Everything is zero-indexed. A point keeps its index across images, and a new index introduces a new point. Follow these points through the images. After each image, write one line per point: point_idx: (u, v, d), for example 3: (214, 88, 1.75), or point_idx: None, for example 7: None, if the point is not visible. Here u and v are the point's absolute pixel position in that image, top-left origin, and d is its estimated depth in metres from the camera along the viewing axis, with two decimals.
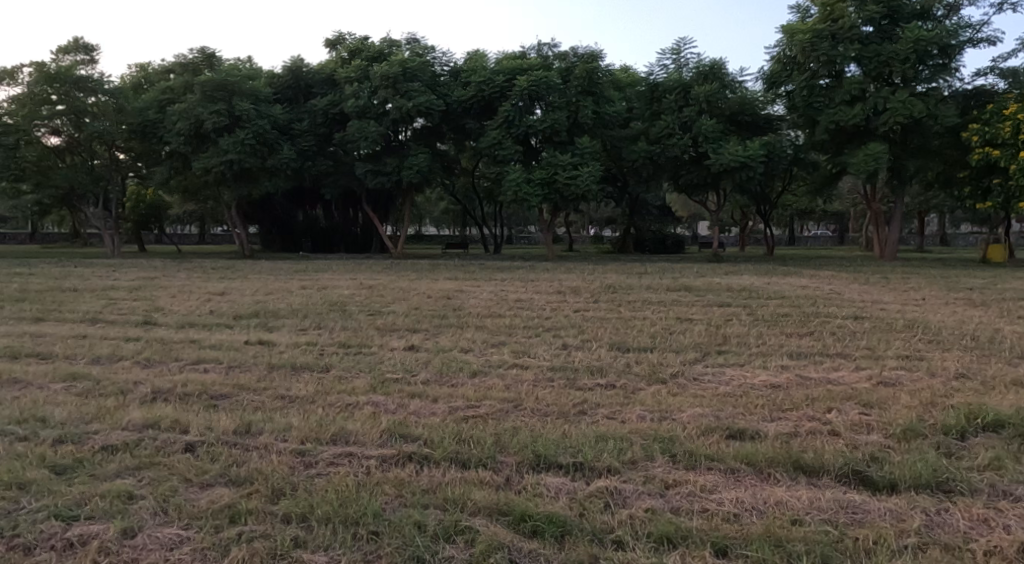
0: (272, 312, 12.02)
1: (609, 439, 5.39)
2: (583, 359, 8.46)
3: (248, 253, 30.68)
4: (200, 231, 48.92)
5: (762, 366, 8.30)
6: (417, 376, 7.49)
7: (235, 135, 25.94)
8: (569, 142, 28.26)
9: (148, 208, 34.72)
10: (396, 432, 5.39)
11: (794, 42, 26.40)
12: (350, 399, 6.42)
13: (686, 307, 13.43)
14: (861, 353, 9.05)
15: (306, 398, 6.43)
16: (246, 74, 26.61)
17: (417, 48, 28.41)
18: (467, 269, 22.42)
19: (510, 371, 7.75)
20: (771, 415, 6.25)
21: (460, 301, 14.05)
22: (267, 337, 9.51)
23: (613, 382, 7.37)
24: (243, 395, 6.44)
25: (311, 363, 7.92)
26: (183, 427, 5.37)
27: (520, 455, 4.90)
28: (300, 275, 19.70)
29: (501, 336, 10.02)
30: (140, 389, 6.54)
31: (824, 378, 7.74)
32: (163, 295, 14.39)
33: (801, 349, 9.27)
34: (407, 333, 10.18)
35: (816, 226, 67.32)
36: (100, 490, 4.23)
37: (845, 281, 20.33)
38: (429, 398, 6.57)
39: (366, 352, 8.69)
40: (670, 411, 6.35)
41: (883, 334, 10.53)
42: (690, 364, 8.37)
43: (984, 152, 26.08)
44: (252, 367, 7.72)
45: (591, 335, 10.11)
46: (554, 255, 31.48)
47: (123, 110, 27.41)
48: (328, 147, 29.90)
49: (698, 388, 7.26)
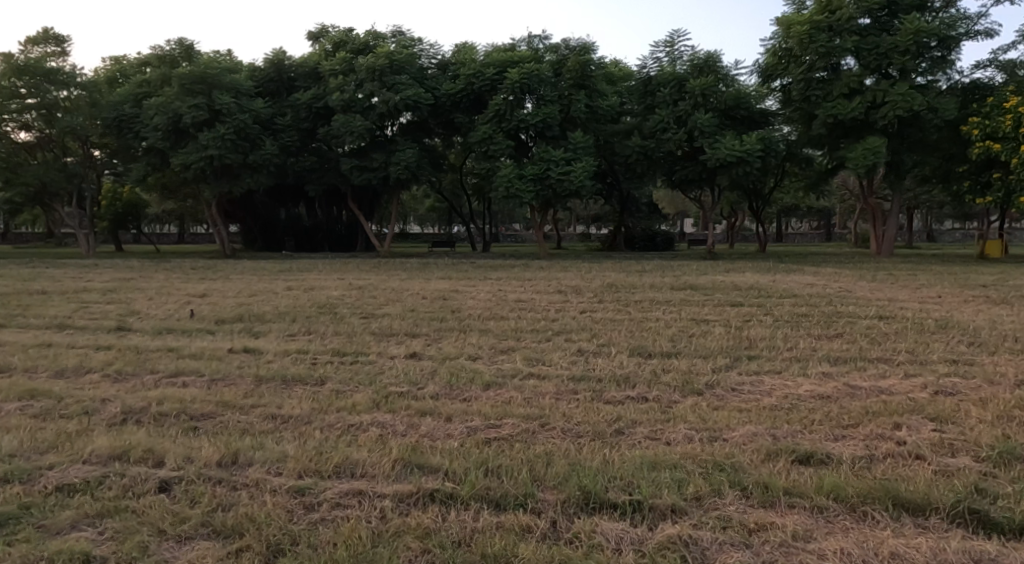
0: (257, 315, 11.11)
1: (662, 467, 4.61)
2: (605, 367, 7.66)
3: (229, 252, 29.52)
4: (179, 230, 47.84)
5: (803, 374, 7.52)
6: (424, 388, 6.65)
7: (215, 130, 24.90)
8: (561, 137, 27.45)
9: (125, 206, 33.54)
10: (413, 461, 4.56)
11: (790, 34, 25.72)
12: (350, 419, 5.57)
13: (698, 308, 12.63)
14: (905, 358, 8.31)
15: (301, 419, 5.58)
16: (226, 66, 25.60)
17: (403, 40, 27.48)
18: (459, 268, 21.48)
19: (528, 382, 6.93)
20: (835, 433, 5.48)
21: (457, 302, 13.20)
22: (253, 345, 8.62)
23: (645, 394, 6.59)
24: (228, 416, 5.57)
25: (304, 375, 7.05)
26: (157, 458, 4.51)
27: (564, 491, 4.10)
28: (285, 274, 18.88)
29: (509, 341, 9.19)
30: (109, 408, 5.66)
31: (875, 388, 7.00)
32: (138, 297, 13.47)
33: (838, 354, 8.51)
34: (406, 338, 9.32)
35: (802, 223, 66.77)
36: (50, 550, 3.39)
37: (849, 278, 19.80)
38: (441, 416, 5.74)
39: (364, 361, 7.84)
40: (719, 429, 5.55)
41: (917, 335, 9.81)
42: (724, 372, 7.58)
43: (983, 146, 25.28)
44: (237, 380, 6.84)
45: (606, 339, 9.30)
46: (545, 253, 30.64)
47: (97, 104, 26.35)
48: (312, 143, 28.92)
49: (741, 401, 6.47)
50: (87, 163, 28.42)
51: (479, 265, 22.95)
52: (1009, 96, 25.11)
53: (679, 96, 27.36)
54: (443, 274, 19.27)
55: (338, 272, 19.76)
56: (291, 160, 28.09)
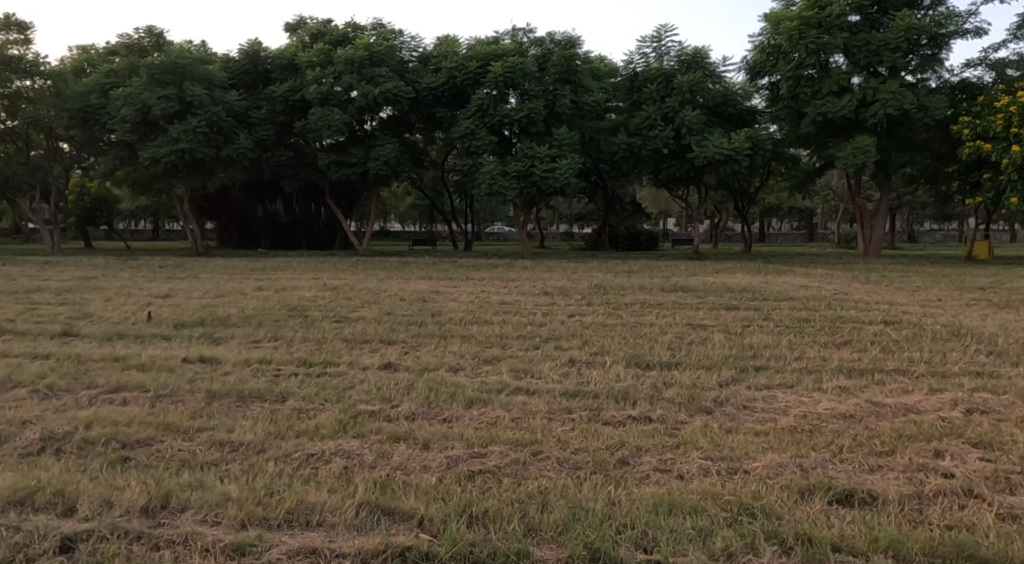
0: (220, 319, 10.24)
1: (681, 510, 3.91)
2: (601, 381, 6.88)
3: (201, 250, 28.44)
4: (154, 227, 46.68)
5: (818, 390, 6.79)
6: (399, 407, 5.87)
7: (187, 122, 23.91)
8: (546, 133, 26.66)
9: (93, 202, 32.33)
10: (381, 506, 3.81)
11: (780, 30, 24.96)
12: (311, 446, 4.78)
13: (693, 312, 11.91)
14: (923, 369, 7.66)
15: (253, 447, 4.78)
16: (198, 57, 24.58)
17: (384, 33, 26.66)
18: (439, 268, 20.61)
19: (516, 399, 6.16)
20: (870, 463, 4.77)
21: (438, 304, 12.41)
22: (211, 353, 7.78)
23: (648, 414, 5.84)
24: (167, 442, 4.77)
25: (263, 390, 6.22)
26: (68, 504, 3.75)
27: (567, 551, 3.45)
28: (257, 273, 18.03)
29: (494, 349, 8.41)
30: (27, 434, 4.85)
31: (901, 407, 6.27)
32: (94, 298, 12.54)
33: (853, 366, 7.82)
34: (381, 346, 8.52)
35: (784, 223, 66.49)
36: None
37: (843, 280, 19.27)
38: (417, 443, 4.96)
39: (333, 373, 7.04)
40: (737, 458, 4.81)
41: (931, 343, 9.16)
42: (731, 386, 6.84)
43: (973, 146, 24.77)
44: (187, 397, 6.02)
45: (600, 348, 8.54)
46: (529, 252, 29.77)
47: (62, 95, 25.22)
48: (289, 137, 27.98)
49: (756, 423, 5.72)
50: (52, 156, 27.28)
51: (460, 265, 22.06)
52: (999, 95, 24.67)
53: (666, 92, 26.62)
54: (424, 274, 18.44)
55: (313, 271, 18.84)
56: (266, 154, 27.08)
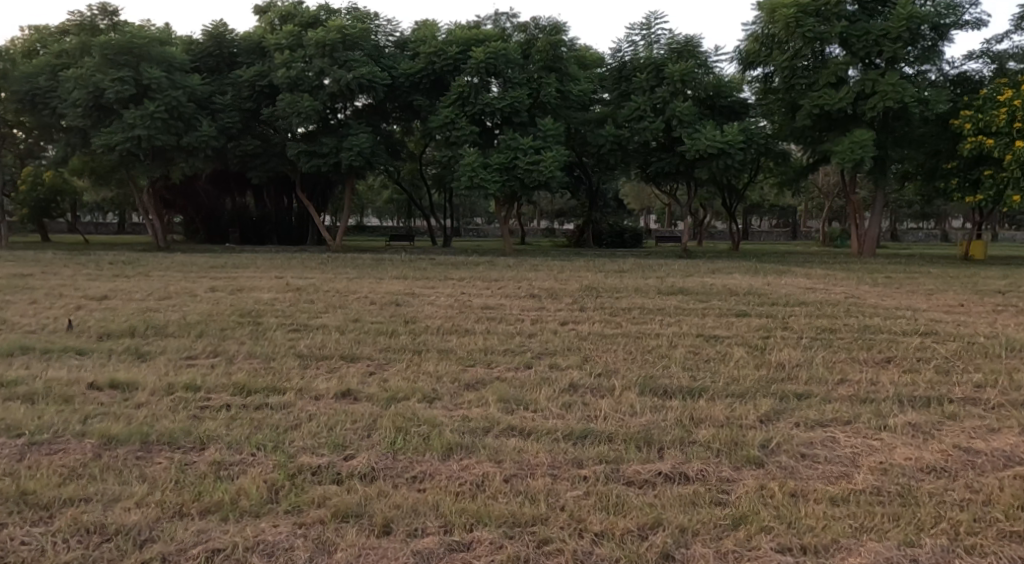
0: (154, 328, 8.71)
1: None
2: (614, 418, 5.45)
3: (161, 246, 26.67)
4: (119, 221, 44.65)
5: (885, 430, 5.39)
6: (354, 458, 4.42)
7: (144, 107, 22.20)
8: (529, 123, 25.21)
9: (48, 193, 30.36)
10: None
11: (775, 17, 23.49)
12: (222, 536, 3.39)
13: (702, 319, 10.51)
14: (998, 398, 6.31)
15: (136, 538, 3.38)
16: (157, 37, 22.78)
17: (358, 15, 25.06)
18: (415, 267, 19.04)
19: (509, 444, 4.72)
20: (1005, 555, 3.48)
21: (412, 308, 10.96)
22: (128, 376, 6.26)
23: (685, 468, 4.42)
24: (7, 534, 3.38)
25: (177, 432, 4.75)
26: None
27: None
28: (216, 272, 16.39)
29: (476, 370, 6.96)
30: None
31: (1002, 455, 4.90)
32: (20, 300, 10.93)
33: (912, 394, 6.42)
34: (340, 365, 7.05)
35: (765, 220, 65.43)
36: None
37: (849, 282, 17.93)
38: (375, 525, 3.56)
39: (276, 405, 5.57)
40: (826, 551, 3.47)
41: (986, 361, 7.81)
42: (775, 424, 5.43)
43: (975, 141, 23.46)
44: (72, 445, 4.55)
45: (605, 368, 7.10)
46: (510, 249, 28.29)
47: (9, 76, 23.39)
48: (256, 125, 26.27)
49: (827, 482, 4.32)
50: None
51: (437, 264, 20.48)
52: (1004, 88, 23.45)
53: (656, 81, 25.15)
54: (397, 272, 16.91)
55: (277, 269, 17.21)
56: (230, 143, 25.43)
